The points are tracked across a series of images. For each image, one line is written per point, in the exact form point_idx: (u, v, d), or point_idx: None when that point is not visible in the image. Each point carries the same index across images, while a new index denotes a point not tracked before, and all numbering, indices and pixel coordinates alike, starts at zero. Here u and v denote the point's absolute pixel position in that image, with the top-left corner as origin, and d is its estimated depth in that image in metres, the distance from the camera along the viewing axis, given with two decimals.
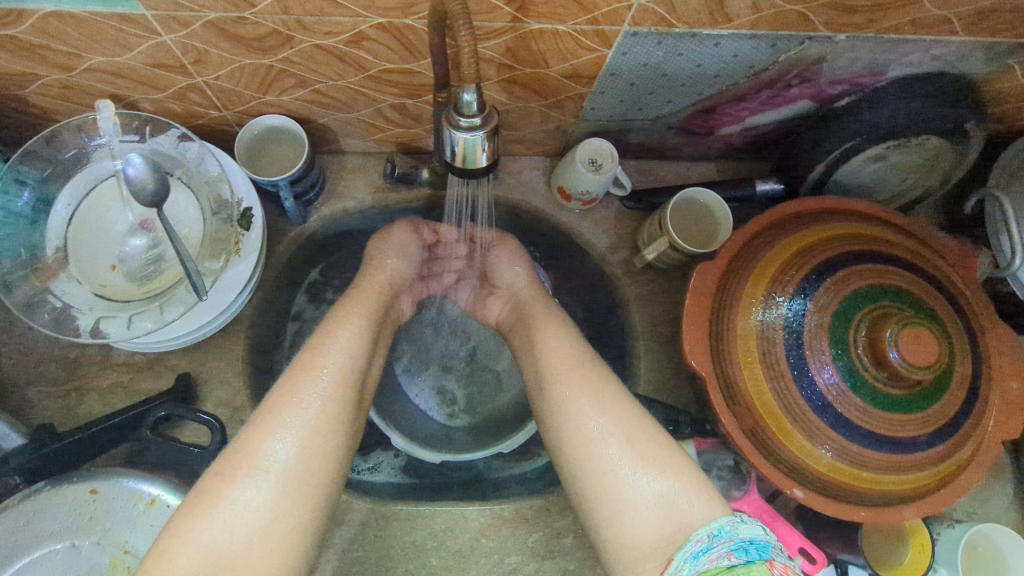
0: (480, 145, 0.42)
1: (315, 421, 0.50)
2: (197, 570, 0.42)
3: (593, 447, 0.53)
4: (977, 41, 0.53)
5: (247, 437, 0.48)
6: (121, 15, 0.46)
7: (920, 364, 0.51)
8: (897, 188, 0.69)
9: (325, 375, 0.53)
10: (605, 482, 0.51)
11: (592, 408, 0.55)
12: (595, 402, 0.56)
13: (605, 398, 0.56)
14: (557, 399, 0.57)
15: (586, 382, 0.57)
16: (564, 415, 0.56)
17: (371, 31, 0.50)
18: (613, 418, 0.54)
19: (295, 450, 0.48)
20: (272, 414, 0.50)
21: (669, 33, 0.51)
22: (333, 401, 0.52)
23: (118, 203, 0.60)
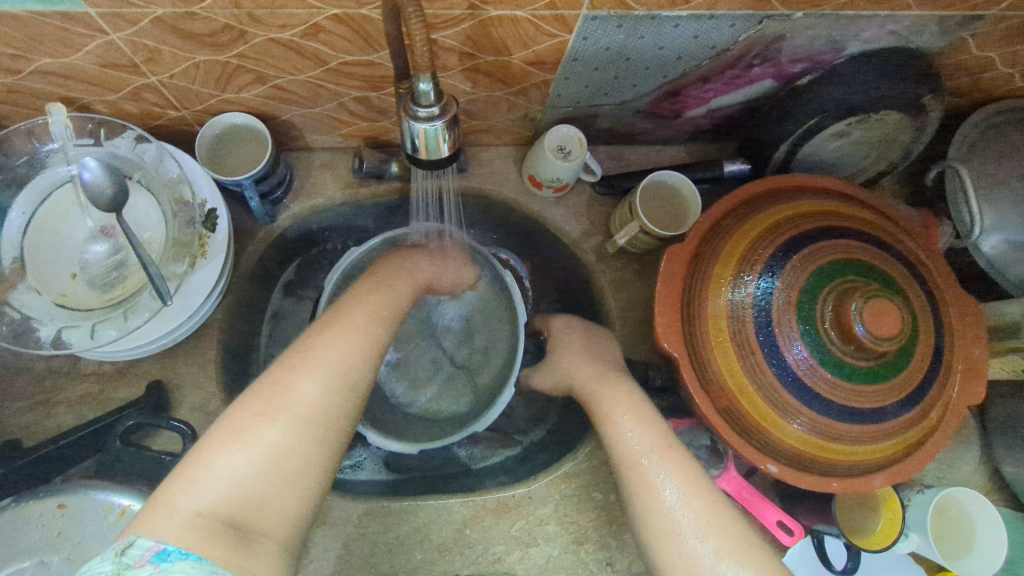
0: (441, 135, 0.42)
1: (337, 364, 0.49)
2: (218, 503, 0.41)
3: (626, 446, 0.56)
4: (931, 15, 0.53)
5: (277, 374, 0.47)
6: (64, 14, 0.45)
7: (885, 336, 0.52)
8: (860, 163, 0.70)
9: (350, 325, 0.52)
10: (638, 477, 0.54)
11: (628, 412, 0.58)
12: (634, 407, 0.58)
13: (639, 406, 0.59)
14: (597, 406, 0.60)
15: (625, 391, 0.60)
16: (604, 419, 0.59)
17: (327, 23, 0.49)
18: (646, 421, 0.57)
19: (319, 391, 0.47)
20: (299, 357, 0.48)
21: (629, 16, 0.51)
22: (357, 351, 0.50)
23: (76, 209, 0.58)
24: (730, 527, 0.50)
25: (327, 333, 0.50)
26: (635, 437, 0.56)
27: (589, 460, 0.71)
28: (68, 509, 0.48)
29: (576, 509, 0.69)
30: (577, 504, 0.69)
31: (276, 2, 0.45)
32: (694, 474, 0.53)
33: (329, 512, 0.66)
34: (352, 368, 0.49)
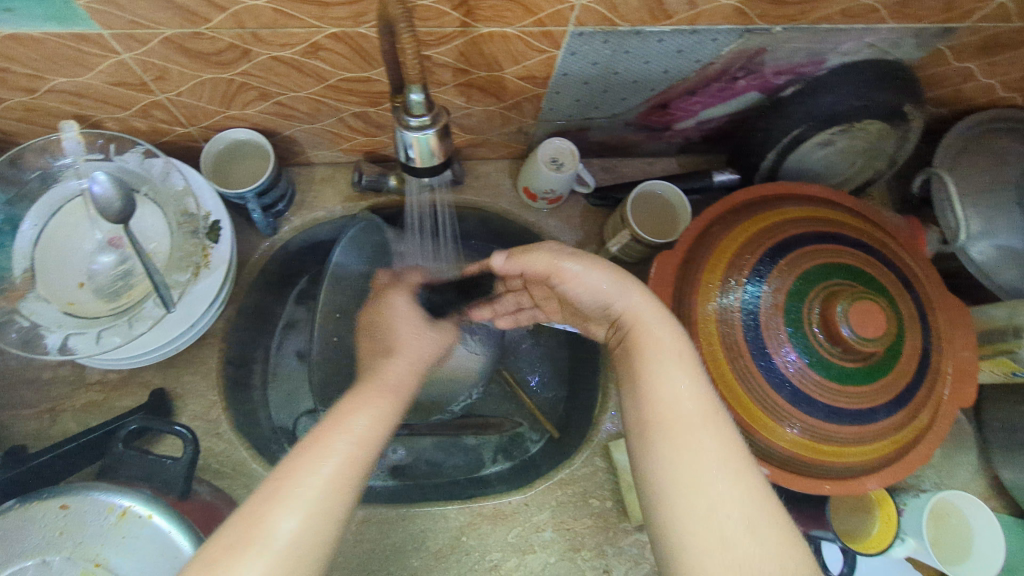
0: (432, 142, 0.44)
1: (321, 501, 0.42)
2: None
3: (672, 400, 0.49)
4: (906, 27, 0.56)
5: (254, 507, 0.41)
6: (78, 34, 0.47)
7: (871, 337, 0.53)
8: (847, 172, 0.72)
9: (338, 449, 0.45)
10: (677, 437, 0.47)
11: (680, 362, 0.51)
12: (682, 357, 0.51)
13: (687, 357, 0.52)
14: (643, 345, 0.52)
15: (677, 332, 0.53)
16: (649, 361, 0.51)
17: (326, 41, 0.51)
18: (699, 381, 0.50)
19: (298, 531, 0.41)
20: (285, 485, 0.42)
21: (614, 32, 0.53)
22: (346, 480, 0.44)
23: (85, 222, 0.60)
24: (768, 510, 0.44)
25: (314, 454, 0.44)
26: (684, 395, 0.49)
27: (585, 467, 0.71)
28: (70, 509, 0.49)
29: (573, 516, 0.69)
30: (574, 510, 0.69)
31: (278, 21, 0.48)
32: (731, 440, 0.47)
33: None
34: (350, 475, 0.45)
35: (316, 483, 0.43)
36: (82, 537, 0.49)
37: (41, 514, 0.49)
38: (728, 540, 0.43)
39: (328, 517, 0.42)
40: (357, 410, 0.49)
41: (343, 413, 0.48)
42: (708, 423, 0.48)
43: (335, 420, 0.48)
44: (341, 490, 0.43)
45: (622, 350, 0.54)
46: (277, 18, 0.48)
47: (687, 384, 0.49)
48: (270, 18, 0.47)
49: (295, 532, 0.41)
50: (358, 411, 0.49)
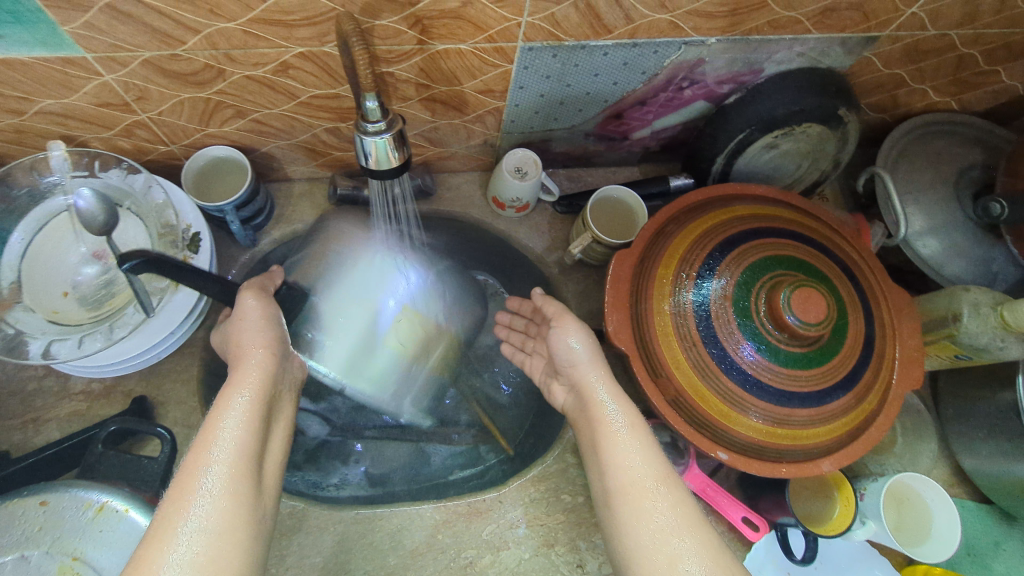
0: (389, 146, 0.47)
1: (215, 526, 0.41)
2: None
3: (626, 469, 0.52)
4: (831, 36, 0.60)
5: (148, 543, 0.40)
6: (64, 58, 0.52)
7: (813, 321, 0.57)
8: (795, 174, 0.76)
9: (219, 460, 0.44)
10: (636, 506, 0.50)
11: (629, 434, 0.54)
12: (632, 430, 0.55)
13: (644, 431, 0.55)
14: (601, 426, 0.56)
15: (626, 408, 0.57)
16: (603, 442, 0.55)
17: (295, 60, 0.55)
18: (650, 451, 0.53)
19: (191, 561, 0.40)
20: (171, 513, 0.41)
21: (561, 46, 0.57)
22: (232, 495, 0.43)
23: (71, 235, 0.63)
24: (726, 564, 0.46)
25: (190, 479, 0.43)
26: (636, 464, 0.52)
27: (557, 464, 0.74)
28: (50, 506, 0.51)
29: (546, 512, 0.71)
30: (546, 506, 0.71)
31: (249, 42, 0.52)
32: (682, 498, 0.50)
33: (305, 521, 0.68)
34: (237, 489, 0.44)
35: (204, 509, 0.42)
36: (60, 531, 0.51)
37: (21, 509, 0.51)
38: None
39: (228, 533, 0.42)
40: (222, 415, 0.47)
41: (208, 423, 0.47)
42: (664, 485, 0.51)
43: (202, 437, 0.46)
44: (224, 509, 0.42)
45: (585, 432, 0.58)
46: (248, 39, 0.52)
47: (641, 453, 0.53)
48: (241, 39, 0.52)
49: (200, 557, 0.40)
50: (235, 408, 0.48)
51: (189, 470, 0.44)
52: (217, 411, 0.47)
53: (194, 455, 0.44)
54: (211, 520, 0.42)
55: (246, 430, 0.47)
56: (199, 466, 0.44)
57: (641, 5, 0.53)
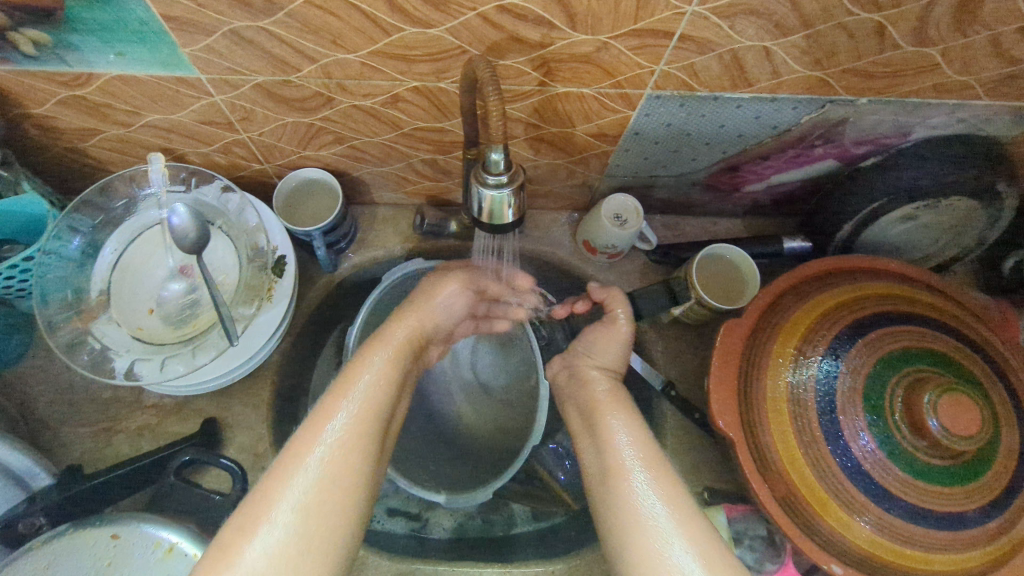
0: (507, 201, 0.44)
1: (334, 466, 0.47)
2: None
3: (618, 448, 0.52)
4: (1002, 104, 0.53)
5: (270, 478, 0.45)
6: (178, 78, 0.50)
7: (962, 434, 0.49)
8: (929, 247, 0.69)
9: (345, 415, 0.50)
10: (627, 486, 0.49)
11: (622, 416, 0.55)
12: (627, 415, 0.56)
13: (631, 416, 0.56)
14: (596, 419, 0.56)
15: (616, 392, 0.59)
16: (600, 420, 0.56)
17: (406, 93, 0.52)
18: (637, 432, 0.54)
19: (308, 494, 0.45)
20: (297, 451, 0.47)
21: (691, 96, 0.52)
22: (355, 445, 0.48)
23: (161, 249, 0.62)
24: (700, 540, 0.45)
25: (318, 427, 0.48)
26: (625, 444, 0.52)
27: None
28: (120, 540, 0.51)
29: None
30: None
31: (363, 74, 0.50)
32: (668, 477, 0.49)
33: (364, 568, 0.65)
34: (354, 443, 0.48)
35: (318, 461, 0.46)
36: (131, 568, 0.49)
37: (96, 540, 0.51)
38: (667, 556, 0.44)
39: (330, 489, 0.46)
40: (356, 377, 0.53)
41: (342, 383, 0.52)
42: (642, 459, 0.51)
43: (333, 396, 0.51)
44: (339, 461, 0.47)
45: (580, 410, 0.60)
46: (363, 71, 0.49)
47: (623, 432, 0.54)
48: (357, 70, 0.49)
49: (305, 506, 0.44)
50: (363, 376, 0.53)
51: (318, 419, 0.49)
52: (350, 375, 0.53)
53: (320, 409, 0.50)
54: (323, 471, 0.46)
55: (374, 397, 0.52)
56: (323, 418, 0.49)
57: (794, 61, 0.47)
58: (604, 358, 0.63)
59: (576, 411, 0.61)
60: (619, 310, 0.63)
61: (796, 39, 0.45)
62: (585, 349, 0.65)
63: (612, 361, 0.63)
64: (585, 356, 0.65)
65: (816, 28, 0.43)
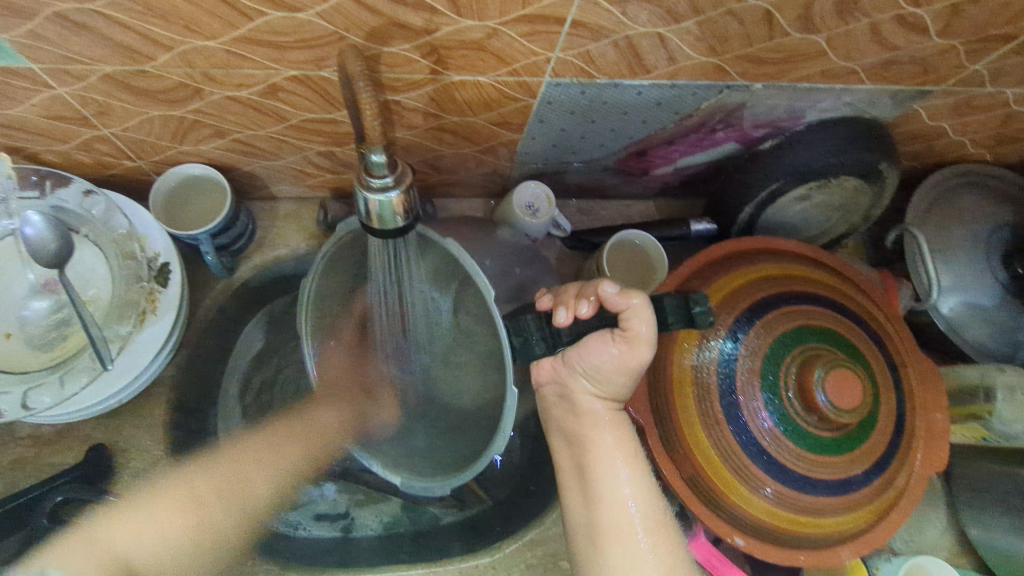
0: (395, 204, 0.41)
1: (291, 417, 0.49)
2: None
3: (623, 507, 0.54)
4: (883, 88, 0.55)
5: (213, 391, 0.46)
6: (5, 68, 0.43)
7: (845, 408, 0.52)
8: (823, 226, 0.72)
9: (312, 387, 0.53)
10: (628, 547, 0.53)
11: (620, 462, 0.55)
12: (624, 456, 0.55)
13: (629, 449, 0.55)
14: (592, 456, 0.55)
15: (620, 428, 0.56)
16: (597, 473, 0.55)
17: (286, 84, 0.48)
18: (644, 484, 0.54)
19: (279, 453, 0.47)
20: None
21: (591, 82, 0.51)
22: None
23: (17, 263, 0.55)
24: None
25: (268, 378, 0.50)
26: (629, 498, 0.54)
27: (556, 527, 0.67)
28: None
29: None
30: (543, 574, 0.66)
31: (231, 62, 0.44)
32: (661, 526, 0.54)
33: None
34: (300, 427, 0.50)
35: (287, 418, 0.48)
36: None
37: None
38: None
39: None
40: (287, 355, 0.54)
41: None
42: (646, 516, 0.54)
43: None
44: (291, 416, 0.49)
45: (563, 437, 0.58)
46: (230, 59, 0.44)
47: (627, 478, 0.54)
48: (223, 59, 0.44)
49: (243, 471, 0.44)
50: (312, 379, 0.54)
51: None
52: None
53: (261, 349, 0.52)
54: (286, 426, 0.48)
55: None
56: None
57: (688, 47, 0.46)
58: (607, 387, 0.55)
59: (563, 441, 0.58)
60: (641, 327, 0.51)
61: (689, 26, 0.44)
62: (587, 367, 0.55)
63: (615, 390, 0.55)
64: (584, 376, 0.55)
65: (706, 14, 0.43)
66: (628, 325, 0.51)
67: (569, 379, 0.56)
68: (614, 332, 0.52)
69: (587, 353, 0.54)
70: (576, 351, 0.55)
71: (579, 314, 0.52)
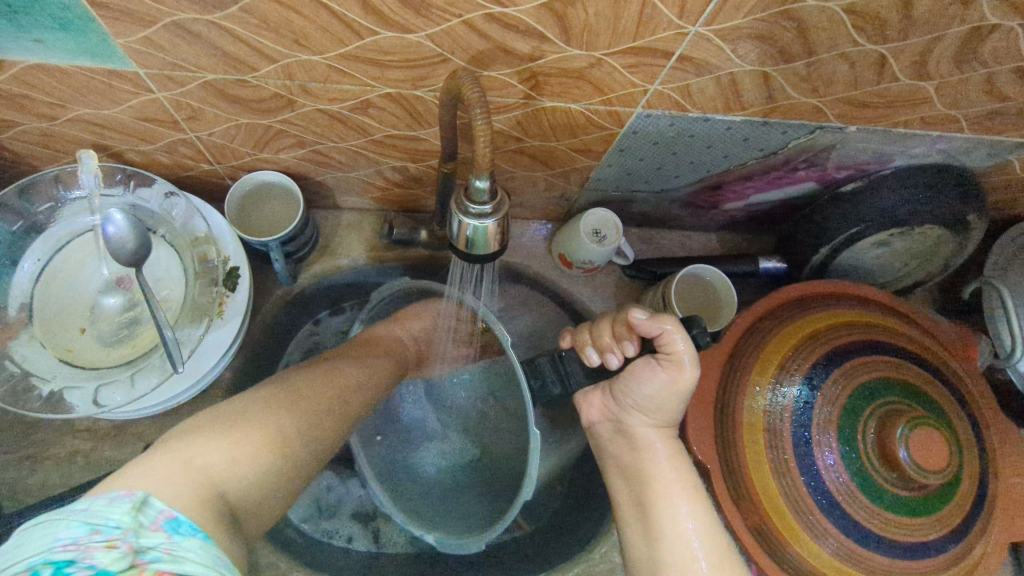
0: (490, 232, 0.40)
1: (236, 452, 0.43)
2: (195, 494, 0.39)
3: (685, 542, 0.54)
4: (981, 138, 0.53)
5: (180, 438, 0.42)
6: (111, 70, 0.44)
7: (931, 470, 0.49)
8: (897, 272, 0.69)
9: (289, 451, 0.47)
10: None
11: (680, 494, 0.56)
12: (685, 492, 0.56)
13: (689, 482, 0.57)
14: (653, 491, 0.57)
15: (677, 458, 0.58)
16: (656, 502, 0.56)
17: (378, 100, 0.48)
18: (706, 520, 0.55)
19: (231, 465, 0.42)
20: (237, 424, 0.45)
21: (682, 116, 0.50)
22: (255, 447, 0.44)
23: (93, 259, 0.56)
24: None
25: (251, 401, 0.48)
26: (692, 532, 0.54)
27: (602, 564, 0.67)
28: None
29: None
30: None
31: (330, 77, 0.45)
32: (726, 560, 0.53)
33: None
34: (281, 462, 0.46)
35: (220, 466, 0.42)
36: (136, 505, 0.35)
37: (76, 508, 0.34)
38: None
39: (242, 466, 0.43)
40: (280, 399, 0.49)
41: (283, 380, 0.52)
42: (714, 551, 0.53)
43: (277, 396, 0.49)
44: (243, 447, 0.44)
45: (625, 476, 0.60)
46: (330, 74, 0.44)
47: (691, 507, 0.55)
48: (323, 73, 0.44)
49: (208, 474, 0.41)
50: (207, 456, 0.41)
51: (215, 433, 0.43)
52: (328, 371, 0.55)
53: (262, 386, 0.50)
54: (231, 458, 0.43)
55: (350, 389, 0.55)
56: (359, 355, 0.60)
57: (790, 87, 0.45)
58: (661, 416, 0.58)
59: (621, 478, 0.61)
60: (681, 350, 0.54)
61: (797, 66, 0.43)
62: (639, 400, 0.58)
63: (668, 418, 0.58)
64: (637, 409, 0.59)
65: (818, 56, 0.41)
66: (670, 349, 0.54)
67: (623, 415, 0.61)
68: (659, 358, 0.55)
69: (638, 384, 0.57)
70: (626, 385, 0.59)
71: (624, 354, 0.59)
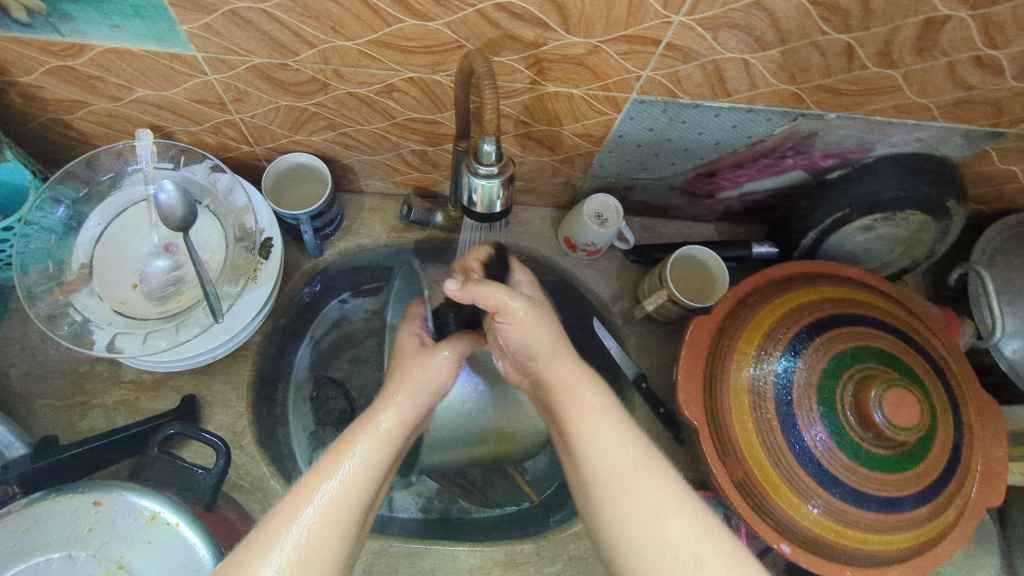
0: (496, 192, 0.46)
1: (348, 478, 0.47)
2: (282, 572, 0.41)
3: (607, 456, 0.51)
4: (955, 127, 0.57)
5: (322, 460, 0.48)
6: (174, 54, 0.50)
7: (902, 425, 0.53)
8: (884, 258, 0.73)
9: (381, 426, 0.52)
10: (620, 498, 0.49)
11: (599, 414, 0.53)
12: (603, 415, 0.53)
13: (609, 407, 0.53)
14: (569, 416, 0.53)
15: (591, 384, 0.55)
16: (574, 425, 0.53)
17: (401, 84, 0.54)
18: (624, 434, 0.52)
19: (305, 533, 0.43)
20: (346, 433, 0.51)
21: (674, 102, 0.55)
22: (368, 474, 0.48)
23: (146, 225, 0.62)
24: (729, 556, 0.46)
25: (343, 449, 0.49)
26: (614, 447, 0.51)
27: None
28: (102, 507, 0.51)
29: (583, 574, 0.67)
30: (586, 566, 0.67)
31: (360, 61, 0.51)
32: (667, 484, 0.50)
33: None
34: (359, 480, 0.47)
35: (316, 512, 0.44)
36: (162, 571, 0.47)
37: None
38: None
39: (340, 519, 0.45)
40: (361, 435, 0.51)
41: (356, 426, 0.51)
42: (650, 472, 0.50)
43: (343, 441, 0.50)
44: (341, 503, 0.46)
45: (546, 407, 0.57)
46: (361, 59, 0.51)
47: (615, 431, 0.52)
48: (354, 58, 0.50)
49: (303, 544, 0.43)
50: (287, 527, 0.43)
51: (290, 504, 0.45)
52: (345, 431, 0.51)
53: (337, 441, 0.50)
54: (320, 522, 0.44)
55: (375, 460, 0.49)
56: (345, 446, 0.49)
57: (770, 74, 0.50)
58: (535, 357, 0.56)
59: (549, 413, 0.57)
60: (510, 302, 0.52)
61: (773, 54, 0.48)
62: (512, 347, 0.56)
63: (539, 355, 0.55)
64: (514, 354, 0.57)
65: (791, 45, 0.47)
66: (489, 304, 0.52)
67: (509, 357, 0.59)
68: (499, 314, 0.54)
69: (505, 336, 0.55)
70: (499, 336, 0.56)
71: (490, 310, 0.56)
